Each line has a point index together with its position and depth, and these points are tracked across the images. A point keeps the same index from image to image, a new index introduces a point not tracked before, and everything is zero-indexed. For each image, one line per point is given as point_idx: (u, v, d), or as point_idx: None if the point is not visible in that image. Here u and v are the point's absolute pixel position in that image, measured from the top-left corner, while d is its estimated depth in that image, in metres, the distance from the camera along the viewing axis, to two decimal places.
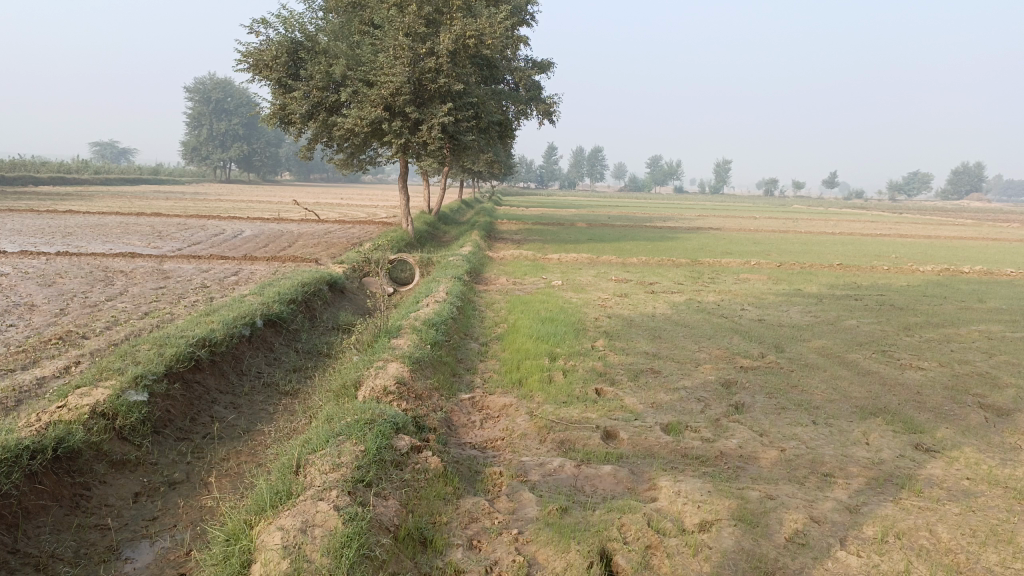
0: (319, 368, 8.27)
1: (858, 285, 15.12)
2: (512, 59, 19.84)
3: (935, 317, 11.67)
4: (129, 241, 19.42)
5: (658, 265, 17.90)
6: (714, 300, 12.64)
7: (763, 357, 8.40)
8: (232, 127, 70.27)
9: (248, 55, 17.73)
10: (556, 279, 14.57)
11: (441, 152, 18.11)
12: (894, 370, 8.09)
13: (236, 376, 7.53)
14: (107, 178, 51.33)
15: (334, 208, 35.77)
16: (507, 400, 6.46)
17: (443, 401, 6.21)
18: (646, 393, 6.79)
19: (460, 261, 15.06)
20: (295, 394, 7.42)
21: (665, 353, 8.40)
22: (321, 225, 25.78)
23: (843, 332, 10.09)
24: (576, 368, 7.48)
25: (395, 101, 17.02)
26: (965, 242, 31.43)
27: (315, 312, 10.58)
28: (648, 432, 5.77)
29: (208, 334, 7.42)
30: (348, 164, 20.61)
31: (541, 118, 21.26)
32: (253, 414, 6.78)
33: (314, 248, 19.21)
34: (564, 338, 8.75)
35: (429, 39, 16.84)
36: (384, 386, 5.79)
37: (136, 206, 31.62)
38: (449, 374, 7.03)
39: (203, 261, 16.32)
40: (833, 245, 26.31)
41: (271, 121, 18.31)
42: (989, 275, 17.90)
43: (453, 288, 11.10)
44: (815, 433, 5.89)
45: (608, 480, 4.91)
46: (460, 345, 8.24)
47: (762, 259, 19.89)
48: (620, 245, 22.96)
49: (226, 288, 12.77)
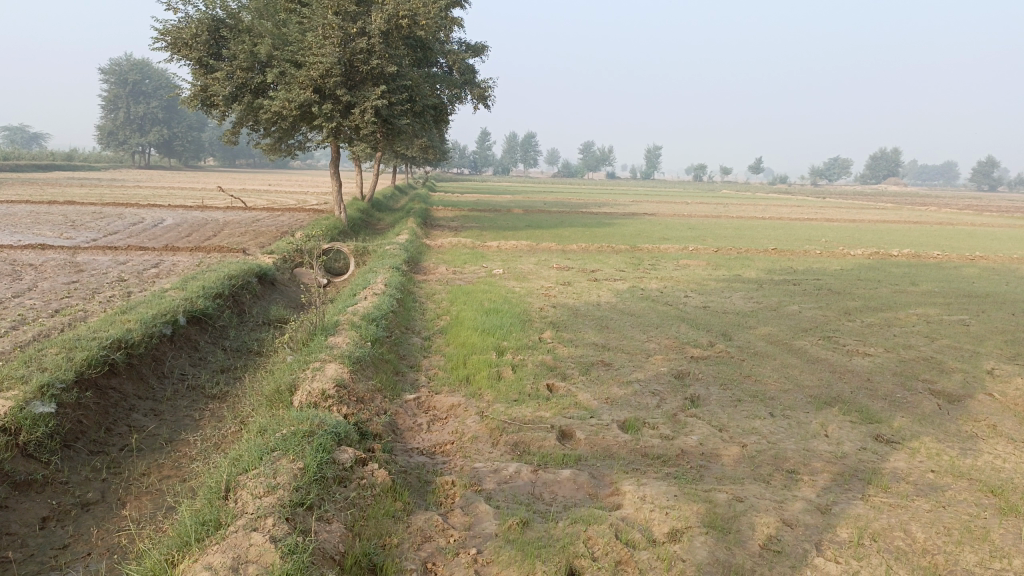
0: (249, 368, 7.74)
1: (795, 270, 15.26)
2: (445, 42, 19.31)
3: (874, 301, 11.80)
4: (39, 231, 18.19)
5: (597, 251, 17.74)
6: (657, 287, 12.51)
7: (713, 346, 8.24)
8: (152, 110, 67.30)
9: (165, 33, 16.72)
10: (497, 267, 14.22)
11: (375, 137, 17.45)
12: (842, 356, 8.05)
13: (157, 380, 6.94)
14: (16, 164, 48.39)
15: (262, 195, 34.54)
16: (455, 400, 6.09)
17: (386, 403, 5.79)
18: (600, 388, 6.50)
19: (397, 250, 14.55)
20: (223, 397, 6.88)
21: (615, 344, 8.15)
22: (249, 213, 24.76)
23: (788, 318, 10.05)
24: (525, 363, 7.15)
25: (324, 83, 16.33)
26: (889, 225, 32.49)
27: (243, 307, 9.97)
28: (605, 431, 5.48)
29: (124, 334, 6.80)
30: (276, 150, 19.77)
31: (476, 102, 20.81)
32: (176, 422, 6.24)
33: (241, 237, 18.35)
34: (511, 330, 8.41)
35: (359, 18, 16.19)
36: (322, 391, 5.33)
37: (47, 194, 29.82)
38: (392, 374, 6.61)
39: (121, 253, 15.36)
40: (765, 229, 26.76)
41: (192, 103, 17.35)
42: (917, 258, 18.37)
43: (392, 279, 10.62)
44: (775, 426, 5.71)
45: (568, 485, 4.59)
46: (401, 340, 7.80)
47: (699, 244, 19.97)
48: (559, 232, 22.75)
49: (146, 282, 11.98)
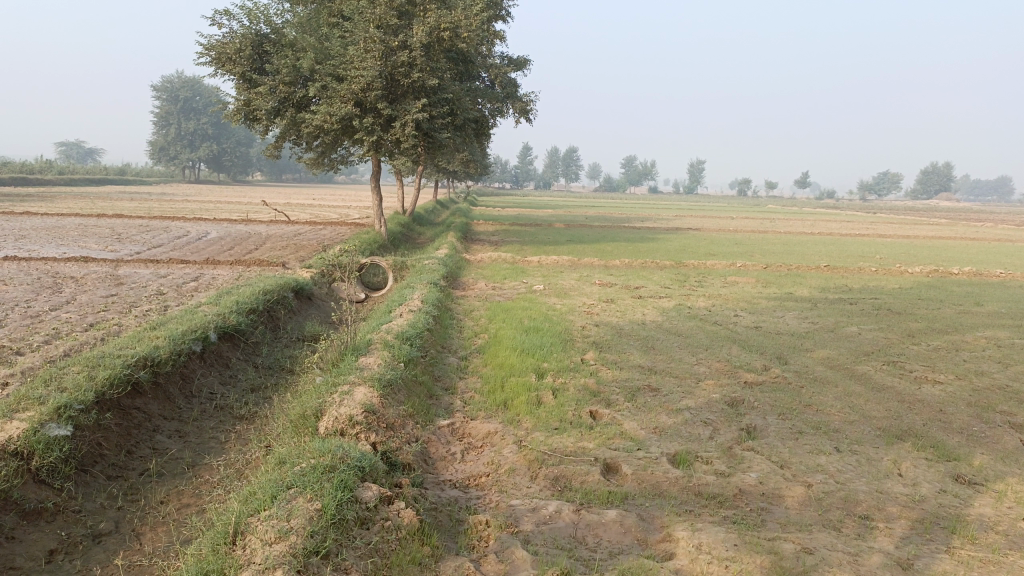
0: (279, 387, 7.46)
1: (850, 288, 14.58)
2: (487, 55, 19.10)
3: (938, 322, 11.09)
4: (85, 244, 18.38)
5: (641, 267, 17.24)
6: (704, 305, 11.99)
7: (768, 370, 7.71)
8: (201, 126, 68.73)
9: (211, 48, 16.80)
10: (538, 283, 13.84)
11: (416, 150, 17.26)
12: (910, 384, 7.45)
13: (184, 399, 6.70)
14: (70, 178, 49.68)
15: (305, 209, 34.77)
16: (492, 427, 5.69)
17: (419, 430, 5.42)
18: (647, 416, 6.05)
19: (436, 264, 14.25)
20: (251, 418, 6.60)
21: (662, 367, 7.67)
22: (291, 227, 24.85)
23: (847, 341, 9.45)
24: (566, 387, 6.71)
25: (366, 97, 16.18)
26: (946, 241, 31.30)
27: (278, 322, 9.75)
28: (655, 466, 5.02)
29: (150, 352, 6.56)
30: (318, 164, 19.74)
31: (518, 116, 20.53)
32: (201, 445, 5.97)
33: (281, 251, 18.29)
34: (551, 350, 8.00)
35: (401, 31, 16.02)
36: (350, 416, 5.00)
37: (98, 207, 30.37)
38: (425, 397, 6.24)
39: (162, 266, 15.37)
40: (815, 245, 25.97)
41: (236, 117, 17.39)
42: (979, 276, 17.48)
43: (429, 295, 10.30)
44: (842, 465, 5.21)
45: (614, 528, 4.15)
46: (437, 361, 7.44)
47: (748, 261, 19.33)
48: (601, 247, 22.29)
49: (183, 295, 11.87)
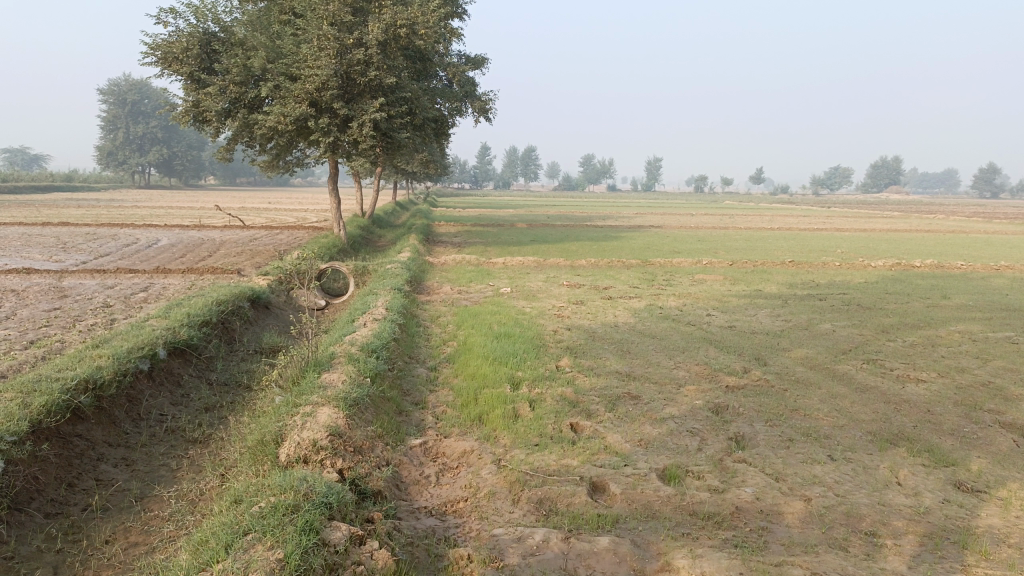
0: (235, 406, 6.98)
1: (817, 284, 14.50)
2: (445, 54, 18.67)
3: (909, 317, 11.01)
4: (28, 254, 17.50)
5: (607, 267, 16.98)
6: (675, 305, 11.74)
7: (748, 373, 7.47)
8: (151, 130, 66.93)
9: (156, 47, 16.08)
10: (505, 285, 13.49)
11: (374, 151, 16.75)
12: (893, 384, 7.27)
13: (131, 423, 6.19)
14: (13, 185, 47.84)
15: (261, 213, 33.92)
16: (468, 445, 5.32)
17: (389, 452, 5.02)
18: (631, 427, 5.73)
19: (399, 268, 13.79)
20: (205, 441, 6.12)
21: (640, 373, 7.37)
22: (246, 232, 24.12)
23: (823, 338, 9.26)
24: (543, 398, 6.36)
25: (321, 97, 15.64)
26: (903, 234, 31.72)
27: (233, 334, 9.24)
28: (644, 483, 4.70)
29: (92, 372, 6.04)
30: (273, 166, 19.10)
31: (477, 116, 20.13)
32: (151, 474, 5.48)
33: (236, 258, 17.65)
34: (525, 358, 7.65)
35: (356, 29, 15.51)
36: (313, 441, 4.59)
37: (43, 215, 29.19)
38: (394, 414, 5.83)
39: (110, 276, 14.64)
40: (776, 241, 26.08)
41: (184, 119, 16.70)
42: (941, 268, 17.60)
43: (394, 301, 9.87)
44: (839, 475, 4.96)
45: (608, 558, 3.81)
46: (405, 373, 7.03)
47: (713, 257, 19.22)
48: (565, 246, 22.01)
49: (132, 307, 11.26)
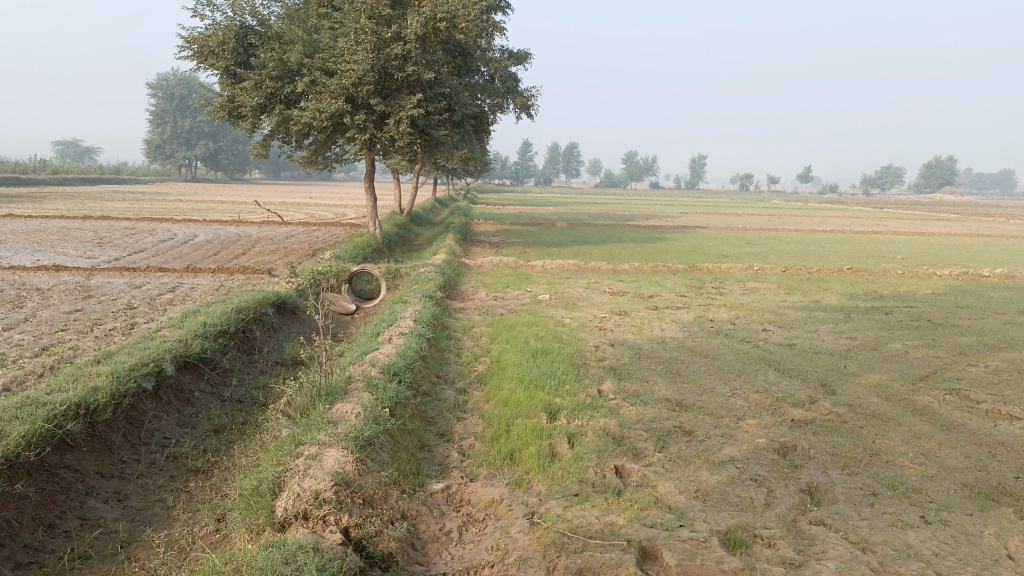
0: (245, 428, 6.37)
1: (880, 295, 13.50)
2: (486, 48, 17.99)
3: (988, 337, 10.02)
4: (64, 249, 17.33)
5: (652, 272, 16.12)
6: (727, 317, 10.90)
7: (815, 404, 6.62)
8: (198, 124, 67.63)
9: (192, 41, 15.67)
10: (544, 291, 12.77)
11: (412, 149, 16.17)
12: (982, 421, 6.38)
13: (129, 450, 5.62)
14: (65, 178, 48.58)
15: (301, 208, 33.69)
16: (497, 493, 4.62)
17: (405, 502, 4.36)
18: (686, 473, 4.97)
19: (432, 272, 13.15)
20: (208, 473, 5.51)
21: (692, 401, 6.59)
22: (283, 228, 23.75)
23: (895, 362, 8.35)
24: (584, 432, 5.63)
25: (357, 92, 15.07)
26: (964, 239, 30.24)
27: (254, 343, 8.67)
28: (705, 552, 3.93)
29: (85, 396, 5.49)
30: (311, 162, 18.64)
31: (519, 112, 19.44)
32: (142, 512, 4.88)
33: (269, 256, 17.23)
34: (564, 381, 6.92)
35: (395, 22, 14.90)
36: (316, 492, 3.96)
37: (87, 208, 29.28)
38: (415, 451, 5.16)
39: (139, 274, 14.28)
40: (829, 244, 24.92)
41: (218, 114, 16.29)
42: (1011, 278, 16.41)
43: (423, 311, 9.22)
44: (938, 545, 4.15)
45: None
46: (431, 398, 6.36)
47: (764, 263, 18.24)
48: (608, 248, 21.20)
49: (156, 310, 10.81)
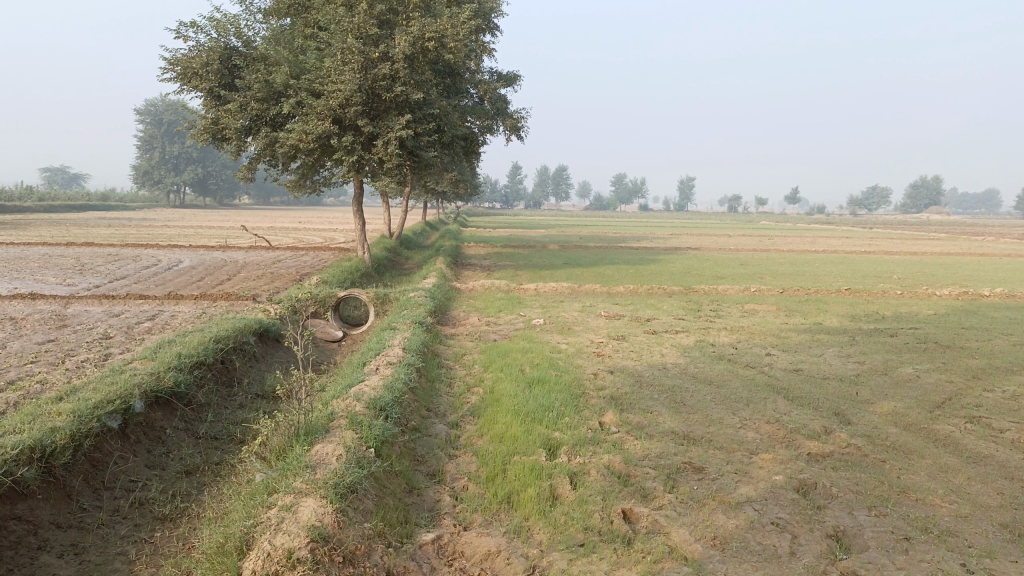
0: (220, 469, 5.89)
1: (883, 316, 13.15)
2: (476, 70, 17.72)
3: (999, 359, 9.66)
4: (43, 276, 16.81)
5: (647, 295, 15.74)
6: (728, 341, 10.49)
7: (831, 436, 6.19)
8: (187, 150, 67.24)
9: (175, 63, 15.29)
10: (538, 316, 12.34)
11: (401, 171, 15.80)
12: (1010, 452, 5.97)
13: (90, 496, 5.13)
14: (51, 205, 47.95)
15: (290, 233, 33.21)
16: (494, 543, 4.16)
17: (391, 557, 3.90)
18: (700, 517, 4.53)
19: (422, 296, 12.72)
20: (175, 521, 5.02)
21: (700, 434, 6.17)
22: (270, 253, 23.28)
23: (908, 387, 7.95)
24: (587, 471, 5.19)
25: (345, 114, 14.71)
26: (957, 258, 30.13)
27: (233, 374, 8.20)
28: None
29: (41, 438, 5.02)
30: (299, 186, 18.28)
31: (509, 133, 19.16)
32: (100, 568, 4.39)
33: (254, 282, 16.76)
34: (562, 413, 6.49)
35: (382, 42, 14.56)
36: (289, 551, 3.51)
37: (70, 234, 28.72)
38: (403, 496, 4.70)
39: (119, 302, 13.78)
40: (823, 265, 24.65)
41: (202, 137, 15.90)
42: (1013, 298, 16.14)
43: (413, 338, 8.78)
44: None
45: None
46: (420, 434, 5.90)
47: (761, 284, 17.91)
48: (601, 270, 20.84)
49: (133, 340, 10.32)
